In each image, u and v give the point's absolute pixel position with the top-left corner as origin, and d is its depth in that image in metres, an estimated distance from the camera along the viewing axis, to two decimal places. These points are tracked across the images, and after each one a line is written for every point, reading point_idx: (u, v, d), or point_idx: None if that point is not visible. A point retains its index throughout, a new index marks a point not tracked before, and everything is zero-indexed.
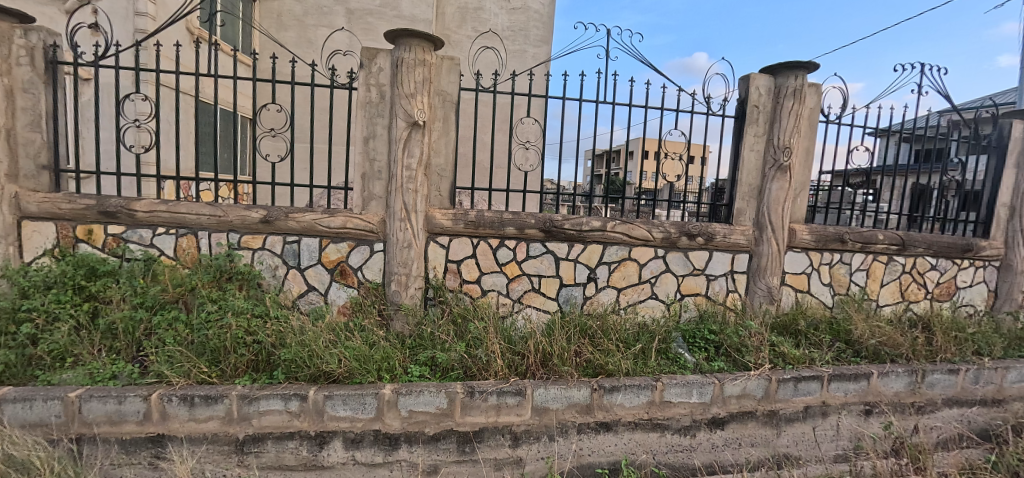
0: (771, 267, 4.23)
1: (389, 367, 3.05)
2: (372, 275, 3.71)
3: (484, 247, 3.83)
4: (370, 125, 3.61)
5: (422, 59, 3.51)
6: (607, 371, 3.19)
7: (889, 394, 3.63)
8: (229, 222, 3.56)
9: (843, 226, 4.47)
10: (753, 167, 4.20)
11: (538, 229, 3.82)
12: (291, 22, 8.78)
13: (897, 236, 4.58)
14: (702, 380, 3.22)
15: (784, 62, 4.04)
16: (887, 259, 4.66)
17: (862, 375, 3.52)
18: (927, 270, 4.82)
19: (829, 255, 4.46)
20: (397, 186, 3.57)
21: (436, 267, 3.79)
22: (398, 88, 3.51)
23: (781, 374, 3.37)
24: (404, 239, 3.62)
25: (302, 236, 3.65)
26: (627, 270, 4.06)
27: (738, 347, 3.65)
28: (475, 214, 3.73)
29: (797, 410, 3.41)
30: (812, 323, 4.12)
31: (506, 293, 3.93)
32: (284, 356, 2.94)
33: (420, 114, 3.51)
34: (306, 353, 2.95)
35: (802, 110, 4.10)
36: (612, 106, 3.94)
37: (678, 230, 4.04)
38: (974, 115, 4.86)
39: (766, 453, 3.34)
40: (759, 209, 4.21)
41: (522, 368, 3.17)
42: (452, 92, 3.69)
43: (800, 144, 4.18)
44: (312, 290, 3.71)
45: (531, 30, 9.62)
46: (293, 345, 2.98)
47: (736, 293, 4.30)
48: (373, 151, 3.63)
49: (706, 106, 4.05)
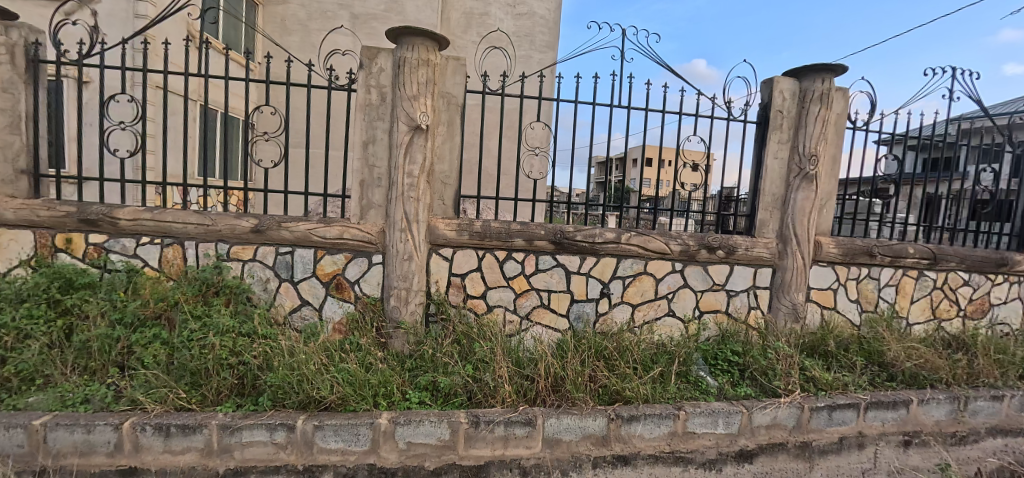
0: (795, 282, 3.96)
1: (387, 391, 2.82)
2: (371, 289, 3.48)
3: (490, 259, 3.59)
4: (370, 129, 3.39)
5: (426, 59, 3.30)
6: (625, 398, 3.02)
7: (929, 423, 3.45)
8: (218, 232, 3.34)
9: (871, 239, 4.21)
10: (776, 175, 3.94)
11: (548, 240, 3.57)
12: (295, 27, 8.66)
13: (929, 249, 4.31)
14: (728, 408, 3.05)
15: (811, 65, 3.80)
16: (916, 273, 4.38)
17: (901, 403, 3.36)
18: (959, 286, 4.54)
19: (856, 269, 4.20)
20: (397, 193, 3.35)
21: (439, 281, 3.56)
22: (399, 90, 3.30)
23: (815, 403, 3.21)
24: (404, 251, 3.40)
25: (295, 247, 3.43)
26: (643, 284, 3.80)
27: (765, 371, 3.47)
28: (481, 224, 3.51)
29: (832, 441, 3.24)
30: (842, 343, 3.89)
31: (513, 309, 3.68)
32: (271, 381, 2.68)
33: (423, 118, 3.30)
34: (295, 378, 2.69)
35: (829, 116, 3.86)
36: (628, 110, 3.69)
37: (697, 243, 3.79)
38: (1008, 120, 4.56)
39: None
40: (783, 220, 3.95)
41: (531, 394, 2.96)
42: (458, 94, 3.47)
43: (827, 152, 3.93)
44: (306, 305, 3.47)
45: (536, 36, 9.41)
46: (280, 368, 2.72)
47: (759, 310, 4.03)
48: (373, 156, 3.41)
49: (726, 110, 3.83)
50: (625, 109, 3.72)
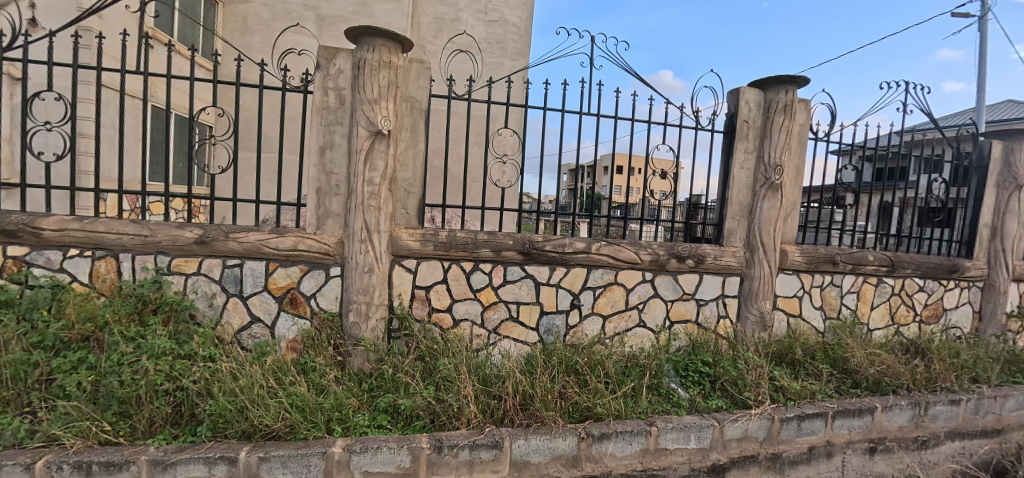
0: (763, 291, 3.96)
1: (343, 415, 2.68)
2: (328, 304, 3.29)
3: (456, 271, 3.45)
4: (327, 133, 3.20)
5: (387, 61, 3.13)
6: (596, 414, 2.98)
7: (893, 429, 3.49)
8: (158, 243, 3.07)
9: (833, 247, 4.26)
10: (743, 184, 3.93)
11: (516, 250, 3.45)
12: (258, 27, 8.31)
13: (887, 257, 4.40)
14: (700, 422, 3.05)
15: (774, 76, 3.83)
16: (876, 280, 4.47)
17: (866, 410, 3.38)
18: (916, 292, 4.64)
19: (820, 277, 4.23)
20: (357, 202, 3.18)
21: (402, 294, 3.39)
22: (359, 93, 3.13)
23: (785, 413, 3.21)
24: (364, 263, 3.22)
25: (245, 260, 3.19)
26: (614, 295, 3.71)
27: (735, 381, 3.46)
28: (446, 234, 3.36)
29: (801, 452, 3.26)
30: (808, 351, 3.92)
31: (480, 323, 3.52)
32: (209, 410, 2.48)
33: (384, 123, 3.13)
34: (237, 406, 2.49)
35: (793, 126, 3.89)
36: (597, 117, 3.62)
37: (667, 252, 3.74)
38: (956, 132, 4.70)
39: None
40: (750, 228, 3.95)
41: (498, 413, 2.89)
42: (422, 98, 3.31)
43: (791, 162, 3.96)
44: (256, 322, 3.24)
45: (508, 43, 9.33)
46: (221, 396, 2.51)
47: (728, 319, 4.01)
48: (330, 163, 3.22)
49: (694, 119, 3.82)
50: (594, 117, 3.64)
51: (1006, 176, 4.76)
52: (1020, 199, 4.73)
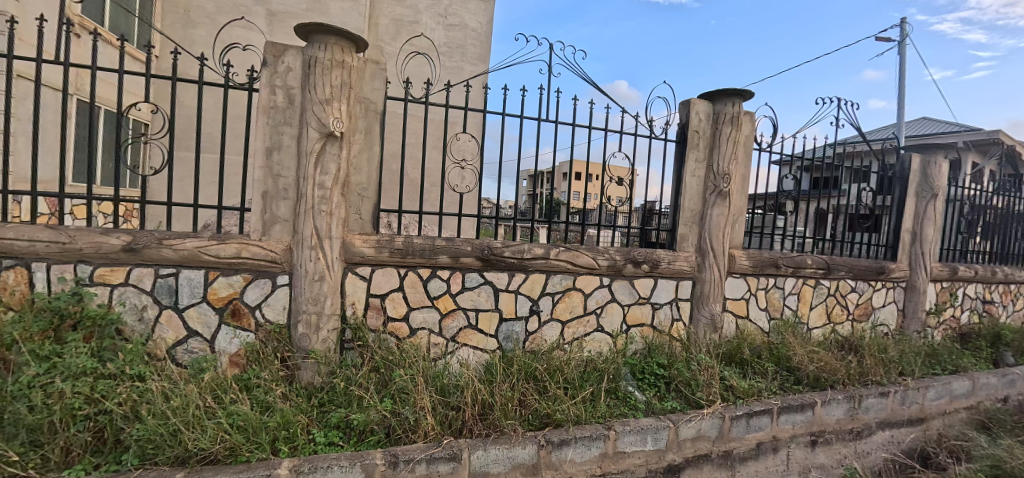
0: (713, 293, 4.09)
1: (291, 434, 2.53)
2: (274, 315, 3.10)
3: (413, 278, 3.34)
4: (274, 134, 3.02)
5: (341, 60, 3.01)
6: (556, 421, 2.95)
7: (831, 422, 3.68)
8: (79, 251, 2.80)
9: (776, 251, 4.47)
10: (694, 192, 4.05)
11: (474, 257, 3.39)
12: (201, 19, 7.74)
13: (823, 260, 4.66)
14: (656, 424, 3.09)
15: (722, 89, 3.97)
16: (814, 282, 4.72)
17: (808, 405, 3.54)
18: (848, 293, 4.94)
19: (765, 279, 4.43)
20: (306, 207, 3.02)
21: (356, 303, 3.24)
22: (309, 93, 2.98)
23: (734, 412, 3.31)
24: (314, 270, 3.06)
25: (181, 269, 2.96)
26: (572, 300, 3.72)
27: (689, 382, 3.54)
28: (403, 240, 3.25)
29: (750, 447, 3.38)
30: (755, 350, 4.08)
31: (438, 331, 3.42)
32: (136, 435, 2.29)
33: (336, 124, 3.00)
34: (170, 430, 2.32)
35: (739, 137, 4.05)
36: (555, 124, 3.63)
37: (624, 257, 3.79)
38: (881, 145, 5.07)
39: None
40: (700, 234, 4.07)
41: (457, 424, 2.81)
42: (377, 100, 3.19)
43: (738, 171, 4.12)
44: (193, 336, 3.00)
45: (468, 48, 9.14)
46: (150, 419, 2.34)
47: (681, 322, 4.11)
48: (278, 165, 3.04)
49: (648, 128, 3.90)
50: (552, 124, 3.65)
51: (923, 186, 5.18)
52: (935, 206, 5.17)
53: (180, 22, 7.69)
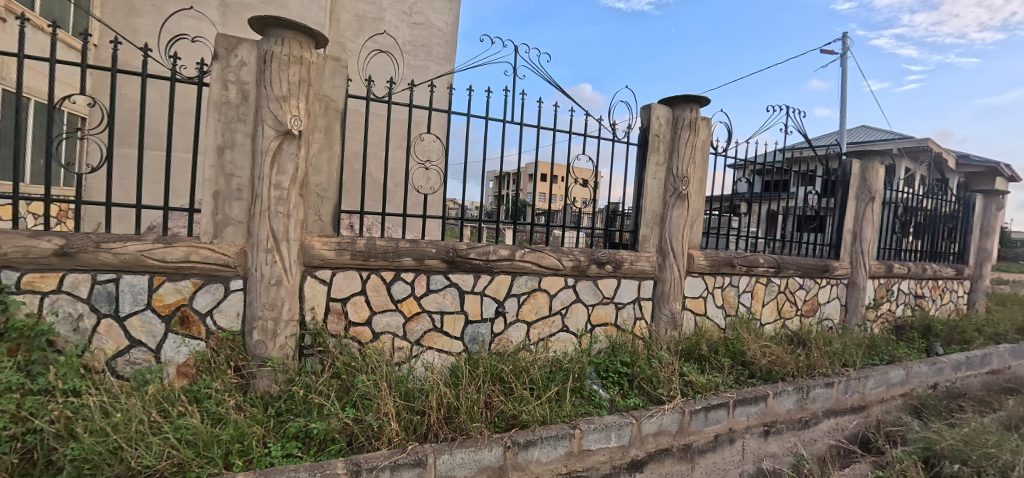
0: (673, 292, 4.20)
1: (245, 447, 2.40)
2: (227, 322, 2.94)
3: (376, 281, 3.25)
4: (227, 131, 2.87)
5: (299, 56, 2.89)
6: (522, 422, 2.94)
7: (782, 412, 3.84)
8: (4, 256, 2.57)
9: (732, 251, 4.63)
10: (655, 194, 4.13)
11: (439, 259, 3.33)
12: (147, 8, 7.13)
13: (774, 259, 4.87)
14: (619, 421, 3.13)
15: (681, 95, 4.08)
16: (766, 280, 4.92)
17: (761, 398, 3.69)
18: (797, 290, 5.19)
19: (721, 278, 4.58)
20: (262, 208, 2.89)
21: (316, 308, 3.12)
22: (265, 89, 2.84)
23: (693, 406, 3.40)
24: (271, 274, 2.92)
25: (122, 274, 2.76)
26: (538, 301, 3.72)
27: (650, 379, 3.61)
28: (365, 242, 3.16)
29: (708, 440, 3.49)
30: (712, 346, 4.21)
31: (402, 335, 3.35)
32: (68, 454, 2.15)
33: (294, 122, 2.88)
34: (108, 448, 2.18)
35: (697, 141, 4.18)
36: (520, 126, 3.62)
37: (588, 258, 3.83)
38: (825, 151, 5.35)
39: None
40: (661, 235, 4.16)
41: (422, 429, 2.76)
42: (337, 98, 3.09)
43: (696, 174, 4.24)
44: (136, 346, 2.80)
45: (434, 48, 8.63)
46: (84, 437, 2.19)
47: (643, 320, 4.19)
48: (231, 164, 2.89)
49: (610, 132, 3.95)
50: (517, 126, 3.64)
51: (862, 190, 5.51)
52: (873, 209, 5.50)
53: (122, 9, 7.10)
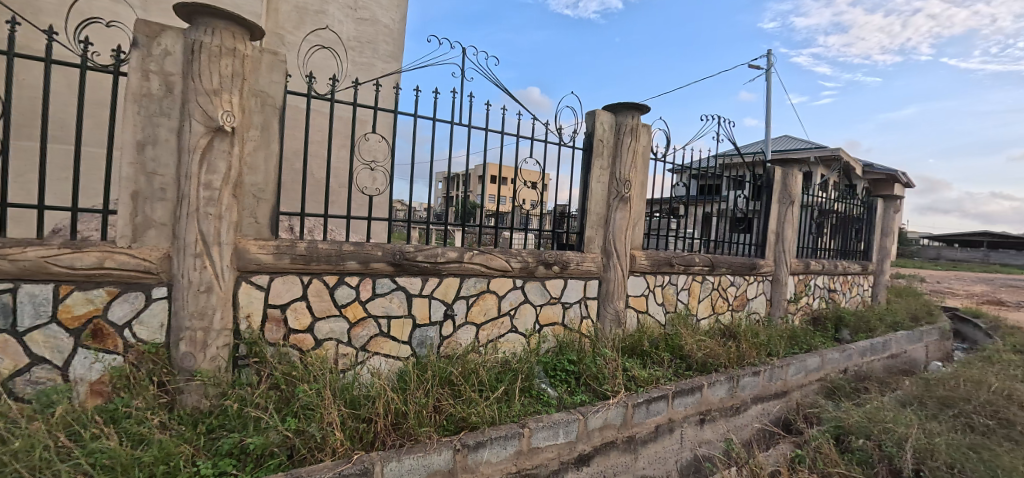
0: (617, 291, 4.32)
1: (171, 468, 2.21)
2: (149, 333, 2.70)
3: (318, 286, 3.10)
4: (148, 125, 2.62)
5: (232, 48, 2.69)
6: (471, 424, 2.91)
7: (716, 401, 4.07)
8: None
9: (670, 251, 4.84)
10: (599, 197, 4.23)
11: (386, 262, 3.23)
12: None
13: (708, 258, 5.14)
14: (567, 418, 3.18)
15: (623, 102, 4.20)
16: (701, 278, 5.18)
17: (697, 388, 3.89)
18: (728, 286, 5.51)
19: (661, 277, 4.77)
20: (189, 209, 2.67)
21: (251, 316, 2.93)
22: (193, 81, 2.63)
23: (636, 399, 3.52)
24: (200, 281, 2.71)
25: (21, 284, 2.45)
26: (486, 303, 3.71)
27: (596, 376, 3.70)
28: (306, 246, 3.00)
29: (650, 431, 3.63)
30: (653, 341, 4.38)
31: (347, 341, 3.22)
32: None
33: (226, 118, 2.68)
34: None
35: (638, 147, 4.32)
36: (468, 129, 3.58)
37: (535, 259, 3.86)
38: (752, 158, 5.72)
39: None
40: (605, 236, 4.27)
41: (368, 437, 2.67)
42: (275, 94, 2.91)
43: (637, 178, 4.39)
44: (39, 364, 2.51)
45: (380, 45, 7.53)
46: None
47: (589, 319, 4.28)
48: (152, 161, 2.65)
49: (557, 135, 3.99)
50: (465, 128, 3.59)
51: (783, 195, 5.95)
52: (792, 211, 5.95)
53: None
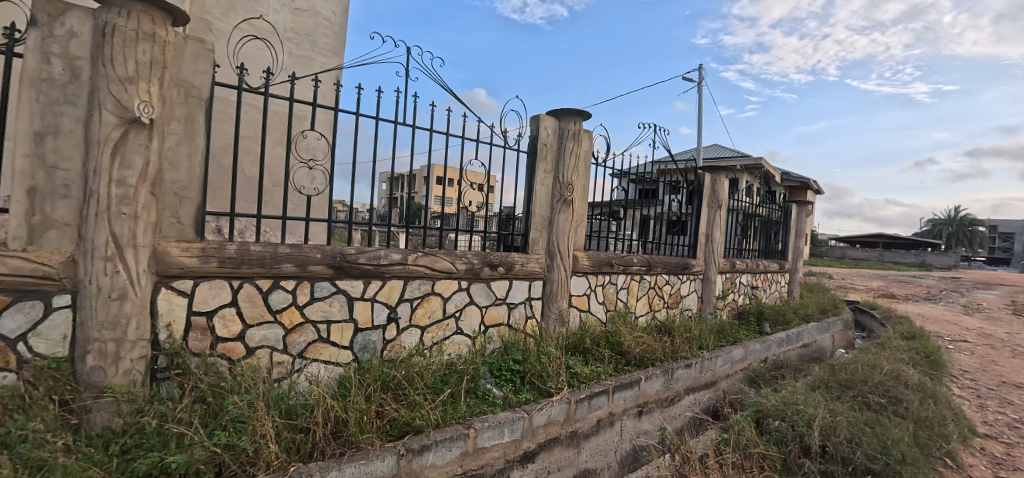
0: (561, 291, 4.39)
1: None
2: (50, 346, 2.41)
3: (250, 290, 2.90)
4: (47, 113, 2.34)
5: (150, 33, 2.45)
6: (415, 428, 2.85)
7: (652, 394, 4.25)
8: None
9: (610, 252, 4.98)
10: (543, 200, 4.27)
11: (325, 264, 3.09)
12: None
13: (645, 258, 5.34)
14: (512, 416, 3.19)
15: (567, 107, 4.27)
16: (639, 277, 5.38)
17: (635, 382, 4.04)
18: (663, 285, 5.76)
19: (602, 277, 4.91)
20: (98, 208, 2.40)
21: (173, 324, 2.69)
22: (103, 67, 2.37)
23: (579, 395, 3.60)
24: (111, 287, 2.45)
25: None
26: (431, 305, 3.64)
27: (540, 374, 3.75)
28: (236, 248, 2.80)
29: (591, 425, 3.72)
30: (595, 339, 4.50)
31: (283, 348, 3.03)
32: None
33: (143, 108, 2.44)
34: None
35: (580, 152, 4.41)
36: (412, 129, 3.48)
37: (480, 261, 3.83)
38: (685, 164, 6.01)
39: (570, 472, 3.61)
40: (549, 238, 4.32)
41: (306, 448, 2.54)
42: (200, 85, 2.69)
43: (579, 182, 4.48)
44: None
45: (320, 38, 7.16)
46: None
47: (534, 319, 4.32)
48: (53, 154, 2.36)
49: (502, 138, 3.98)
50: (409, 129, 3.49)
51: (712, 199, 6.30)
52: (720, 215, 6.32)
53: None
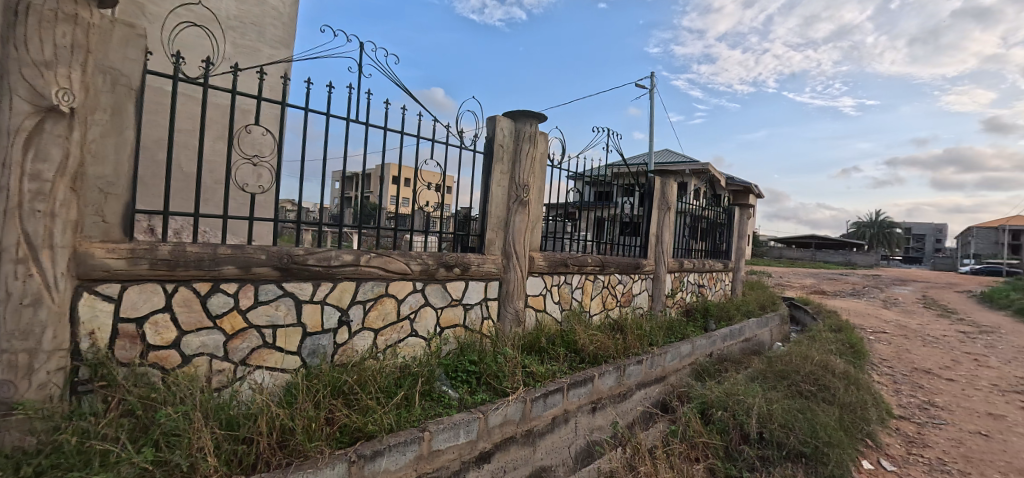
0: (516, 291, 4.38)
1: None
2: None
3: (187, 294, 2.70)
4: None
5: (71, 14, 2.25)
6: (368, 433, 2.76)
7: (605, 390, 4.32)
8: None
9: (565, 253, 5.01)
10: (499, 200, 4.23)
11: (270, 266, 2.93)
12: None
13: (599, 259, 5.41)
14: (467, 417, 3.15)
15: (523, 109, 4.25)
16: (593, 277, 5.45)
17: (589, 379, 4.09)
18: (616, 284, 5.87)
19: (557, 277, 4.93)
20: (7, 206, 2.16)
21: (97, 332, 2.46)
22: (14, 48, 2.14)
23: (534, 394, 3.61)
24: (23, 292, 2.22)
25: None
26: (385, 307, 3.53)
27: (496, 375, 3.72)
28: (170, 249, 2.59)
29: (546, 423, 3.74)
30: (550, 339, 4.52)
31: (224, 356, 2.85)
32: None
33: (61, 96, 2.23)
34: None
35: (535, 153, 4.40)
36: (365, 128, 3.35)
37: (436, 262, 3.75)
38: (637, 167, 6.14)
39: (525, 471, 3.61)
40: (505, 239, 4.29)
41: (248, 461, 2.39)
42: (130, 72, 2.46)
43: (535, 183, 4.48)
44: None
45: (267, 28, 6.79)
46: None
47: (490, 319, 4.29)
48: None
49: (458, 138, 3.91)
50: (361, 126, 3.36)
51: (662, 201, 6.48)
52: (669, 216, 6.51)
53: None
